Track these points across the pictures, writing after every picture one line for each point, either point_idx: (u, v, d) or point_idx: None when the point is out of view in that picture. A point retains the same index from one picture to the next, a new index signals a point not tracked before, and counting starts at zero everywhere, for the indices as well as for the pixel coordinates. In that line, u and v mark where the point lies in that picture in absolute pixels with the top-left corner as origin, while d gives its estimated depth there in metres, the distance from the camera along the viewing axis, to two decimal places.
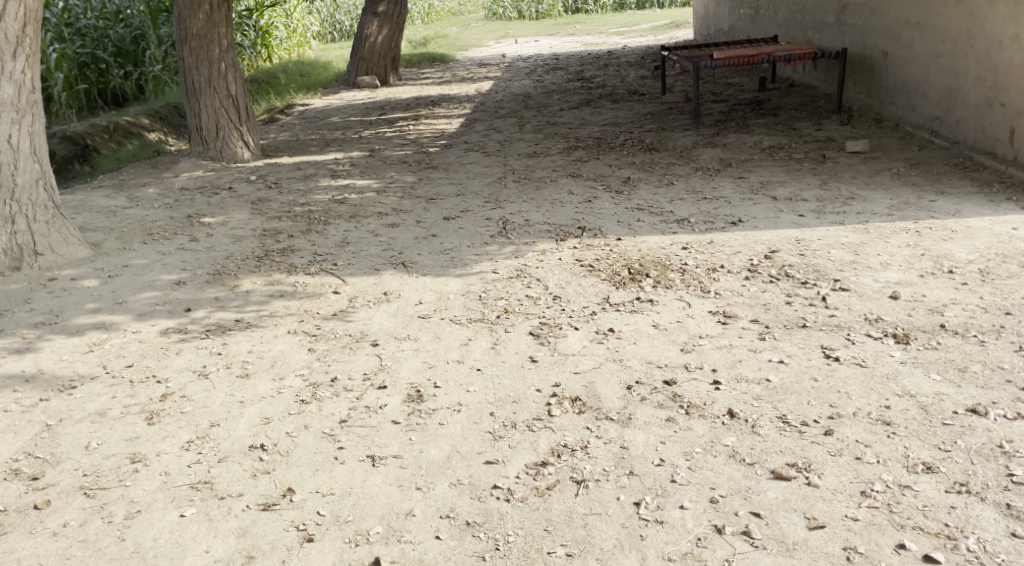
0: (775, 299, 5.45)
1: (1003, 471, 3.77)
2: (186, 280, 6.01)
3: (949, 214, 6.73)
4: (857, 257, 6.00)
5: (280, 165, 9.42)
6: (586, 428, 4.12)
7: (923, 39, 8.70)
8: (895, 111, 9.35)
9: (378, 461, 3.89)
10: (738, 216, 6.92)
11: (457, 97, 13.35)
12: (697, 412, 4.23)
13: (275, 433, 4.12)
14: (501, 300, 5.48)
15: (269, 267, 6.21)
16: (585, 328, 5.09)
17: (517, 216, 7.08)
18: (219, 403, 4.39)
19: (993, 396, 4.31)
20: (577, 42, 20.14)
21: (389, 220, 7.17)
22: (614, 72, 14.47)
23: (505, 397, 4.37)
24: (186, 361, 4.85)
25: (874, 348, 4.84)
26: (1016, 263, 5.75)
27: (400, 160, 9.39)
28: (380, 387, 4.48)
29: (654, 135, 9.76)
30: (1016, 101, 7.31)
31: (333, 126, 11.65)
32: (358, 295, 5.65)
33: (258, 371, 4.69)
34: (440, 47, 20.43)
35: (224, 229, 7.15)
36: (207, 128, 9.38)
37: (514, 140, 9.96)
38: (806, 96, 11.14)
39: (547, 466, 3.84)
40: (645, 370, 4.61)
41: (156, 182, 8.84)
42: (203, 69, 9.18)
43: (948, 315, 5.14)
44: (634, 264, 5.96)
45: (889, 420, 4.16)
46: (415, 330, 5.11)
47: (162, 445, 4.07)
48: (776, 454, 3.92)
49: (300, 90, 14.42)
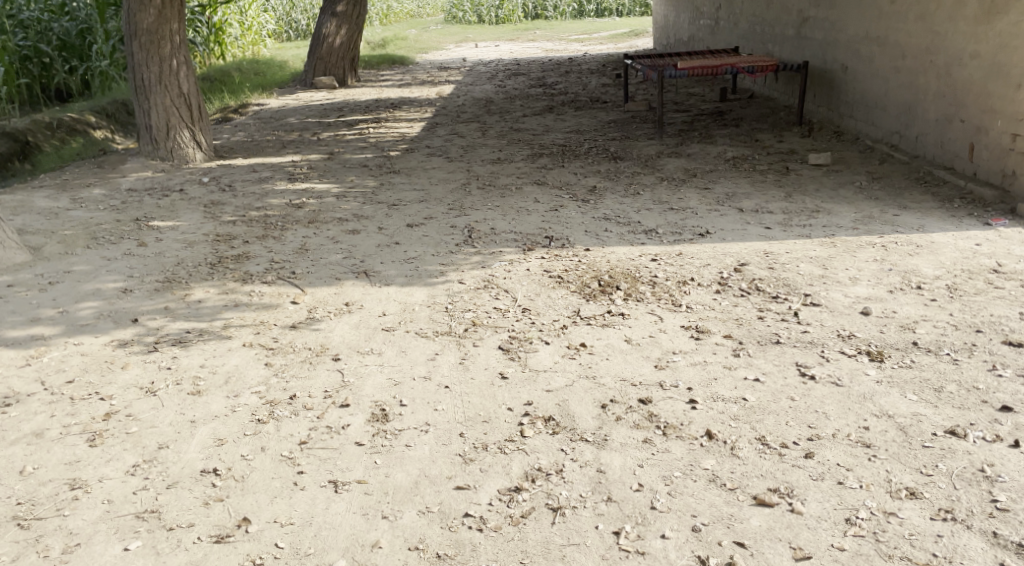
0: (747, 313, 5.30)
1: (987, 497, 3.63)
2: (133, 288, 5.71)
3: (913, 228, 6.66)
4: (826, 271, 5.89)
5: (234, 167, 9.11)
6: (561, 449, 3.93)
7: (883, 54, 8.68)
8: (855, 124, 9.34)
9: (341, 487, 3.66)
10: (706, 228, 6.80)
11: (417, 100, 13.12)
12: (675, 433, 4.06)
13: (229, 456, 3.86)
14: (468, 312, 5.27)
15: (223, 274, 5.93)
16: (557, 342, 4.91)
17: (483, 224, 6.88)
18: (168, 423, 4.12)
19: (970, 417, 4.16)
20: (537, 48, 19.99)
21: (349, 227, 6.92)
22: (575, 79, 14.34)
23: (475, 417, 4.17)
24: (132, 376, 4.56)
25: (849, 365, 4.67)
26: (982, 280, 5.67)
27: (359, 164, 9.12)
28: (342, 405, 4.25)
29: (618, 143, 9.64)
30: (976, 118, 7.31)
31: (289, 127, 11.32)
32: (318, 306, 5.40)
33: (211, 388, 4.42)
34: (399, 49, 20.19)
35: (174, 234, 6.84)
36: (157, 127, 9.01)
37: (476, 145, 9.76)
38: (767, 108, 11.12)
39: (520, 492, 3.65)
40: (619, 388, 4.43)
41: (102, 182, 8.48)
42: (153, 66, 8.81)
43: (920, 333, 4.99)
44: (604, 276, 5.79)
45: (869, 441, 4.00)
46: (378, 344, 4.89)
47: (106, 470, 3.79)
48: (757, 479, 3.77)
49: (255, 89, 14.07)
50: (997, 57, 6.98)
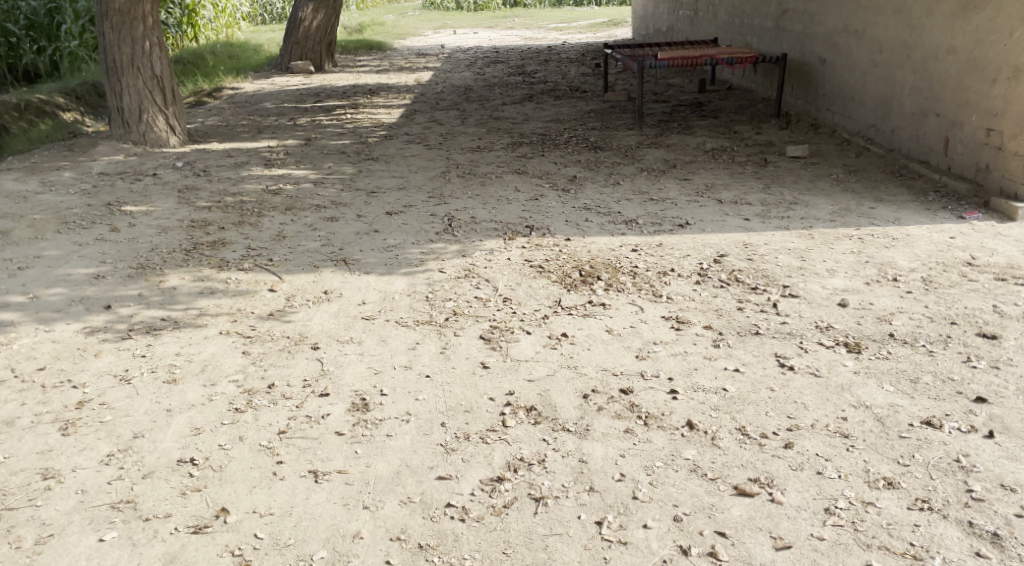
0: (727, 304, 5.31)
1: (962, 486, 3.67)
2: (106, 274, 5.63)
3: (889, 221, 6.71)
4: (804, 263, 5.91)
5: (208, 152, 9.00)
6: (542, 440, 3.93)
7: (861, 47, 8.71)
8: (832, 117, 9.39)
9: (321, 477, 3.63)
10: (685, 219, 6.81)
11: (395, 87, 13.03)
12: (656, 423, 4.08)
13: (206, 446, 3.82)
14: (448, 301, 5.25)
15: (198, 261, 5.86)
16: (538, 332, 4.90)
17: (462, 213, 6.85)
18: (143, 412, 4.06)
19: (946, 408, 4.20)
20: (516, 36, 19.91)
21: (327, 214, 6.86)
22: (555, 68, 14.30)
23: (457, 406, 4.15)
24: (105, 364, 4.50)
25: (828, 356, 4.70)
26: (957, 273, 5.72)
27: (337, 151, 9.05)
28: (322, 394, 4.22)
29: (597, 133, 9.62)
30: (951, 112, 7.37)
31: (265, 112, 11.20)
32: (296, 294, 5.36)
33: (187, 376, 4.37)
34: (377, 35, 20.06)
35: (147, 219, 6.75)
36: (129, 110, 8.89)
37: (455, 133, 9.70)
38: (745, 99, 11.16)
39: (502, 482, 3.64)
40: (600, 378, 4.44)
41: (73, 165, 8.35)
42: (125, 47, 8.67)
43: (896, 324, 5.03)
44: (585, 266, 5.79)
45: (847, 432, 4.02)
46: (358, 332, 4.86)
47: (79, 459, 3.73)
48: (738, 469, 3.78)
49: (229, 73, 13.92)
50: (974, 52, 7.02)
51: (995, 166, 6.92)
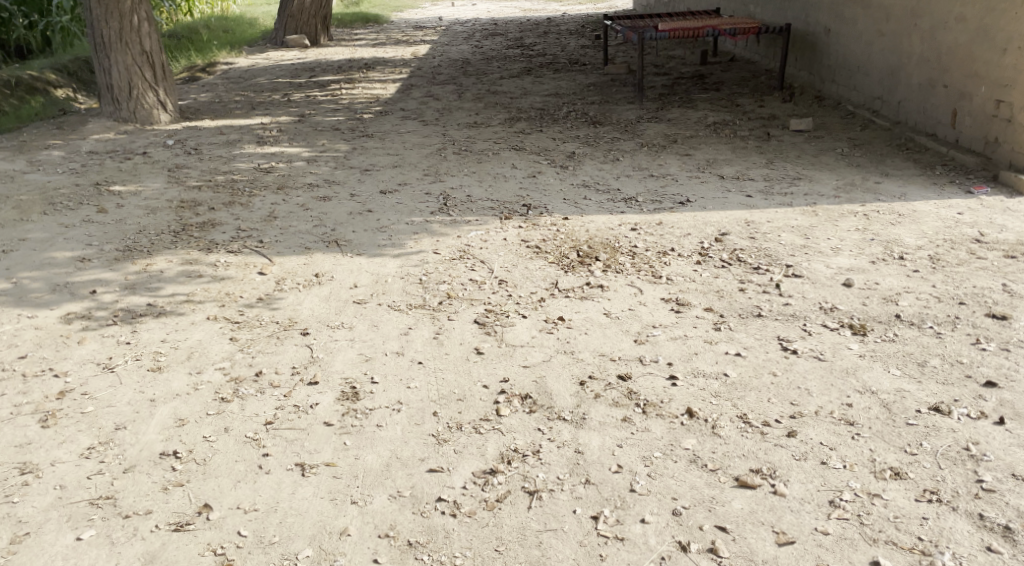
0: (728, 285, 5.16)
1: (972, 477, 3.54)
2: (92, 258, 5.50)
3: (895, 197, 6.54)
4: (808, 241, 5.75)
5: (201, 129, 8.85)
6: (538, 429, 3.81)
7: (867, 16, 8.49)
8: (837, 89, 9.19)
9: (308, 470, 3.52)
10: (686, 196, 6.65)
11: (392, 61, 12.82)
12: (654, 411, 3.95)
13: (191, 437, 3.70)
14: (443, 284, 5.12)
15: (187, 243, 5.73)
16: (534, 316, 4.77)
17: (458, 191, 6.69)
18: (126, 402, 3.94)
19: (954, 393, 4.07)
20: (515, 8, 19.58)
21: (320, 193, 6.71)
22: (554, 40, 14.05)
23: (450, 395, 4.03)
24: (88, 352, 4.38)
25: (831, 339, 4.55)
26: (965, 250, 5.56)
27: (331, 127, 8.88)
28: (311, 383, 4.09)
29: (597, 107, 9.43)
30: (959, 83, 7.18)
31: (259, 87, 11.01)
32: (286, 277, 5.22)
33: (172, 364, 4.25)
34: (374, 7, 19.80)
35: (136, 200, 6.61)
36: (118, 86, 8.71)
37: (452, 109, 9.52)
38: (747, 71, 10.94)
39: (495, 475, 3.52)
40: (597, 363, 4.31)
41: (61, 144, 8.20)
42: (113, 22, 8.47)
43: (903, 305, 4.89)
44: (583, 246, 5.64)
45: (852, 419, 3.89)
46: (349, 317, 4.73)
47: (59, 453, 3.62)
48: (739, 459, 3.66)
49: (223, 47, 13.71)
50: (984, 21, 6.81)
51: (1005, 139, 6.74)
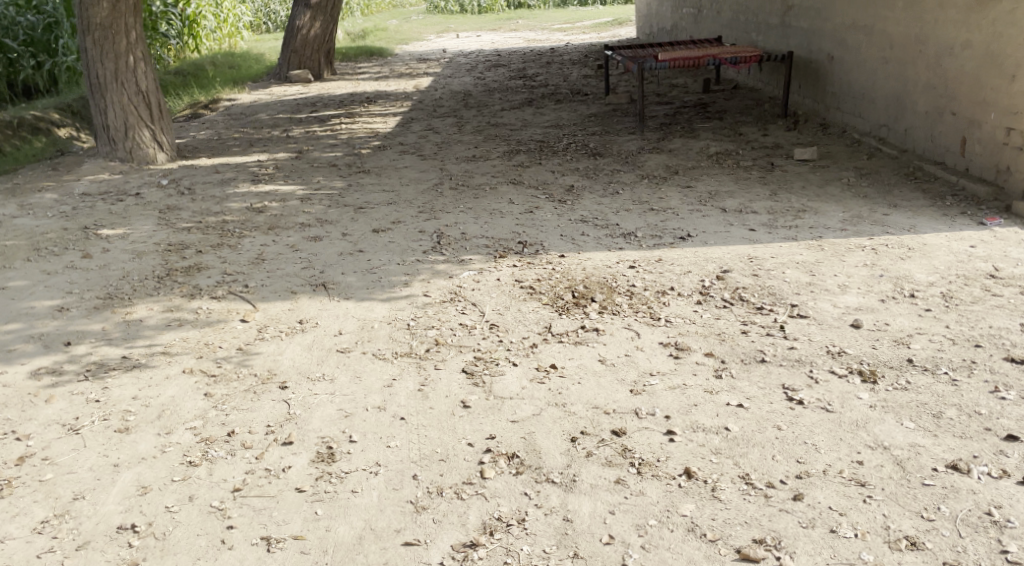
0: (730, 327, 4.90)
1: (996, 547, 3.26)
2: (70, 306, 5.30)
3: (905, 229, 6.28)
4: (813, 278, 5.50)
5: (197, 167, 8.68)
6: (524, 494, 3.56)
7: (871, 43, 8.27)
8: (843, 117, 8.95)
9: (274, 545, 3.28)
10: (688, 231, 6.41)
11: (393, 94, 12.69)
12: (650, 472, 3.69)
13: (152, 508, 3.46)
14: (431, 329, 4.89)
15: (170, 289, 5.52)
16: (525, 364, 4.52)
17: (452, 229, 6.48)
18: (88, 467, 3.72)
19: (973, 449, 3.79)
20: (520, 38, 19.49)
21: (311, 233, 6.51)
22: (557, 70, 13.92)
23: (432, 454, 3.78)
24: (55, 412, 4.16)
25: (839, 387, 4.29)
26: (979, 286, 5.29)
27: (328, 163, 8.71)
28: (285, 443, 3.86)
29: (598, 138, 9.23)
30: (967, 111, 6.94)
31: (258, 123, 10.88)
32: (268, 324, 5.01)
33: (141, 424, 4.02)
34: (379, 40, 19.78)
35: (123, 243, 6.42)
36: (114, 126, 8.56)
37: (452, 142, 9.35)
38: (751, 99, 10.74)
39: (476, 549, 3.27)
40: (590, 417, 4.06)
41: (55, 185, 8.05)
42: (108, 62, 8.35)
43: (915, 348, 4.61)
44: (579, 286, 5.41)
45: (863, 480, 3.62)
46: (331, 368, 4.50)
47: (10, 527, 3.39)
48: (741, 527, 3.39)
49: (227, 83, 13.62)
50: (992, 47, 6.60)
51: (1016, 168, 6.48)
